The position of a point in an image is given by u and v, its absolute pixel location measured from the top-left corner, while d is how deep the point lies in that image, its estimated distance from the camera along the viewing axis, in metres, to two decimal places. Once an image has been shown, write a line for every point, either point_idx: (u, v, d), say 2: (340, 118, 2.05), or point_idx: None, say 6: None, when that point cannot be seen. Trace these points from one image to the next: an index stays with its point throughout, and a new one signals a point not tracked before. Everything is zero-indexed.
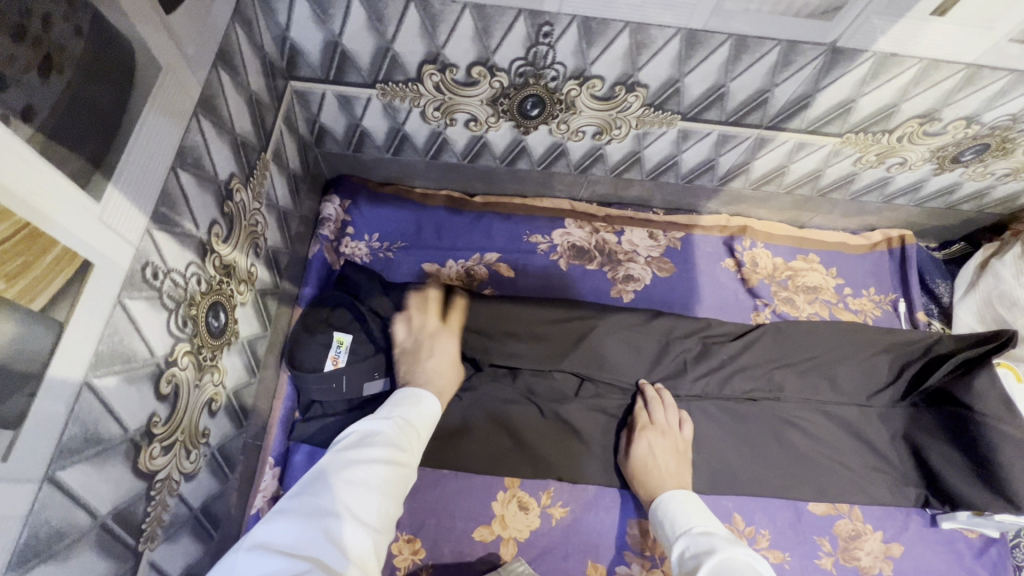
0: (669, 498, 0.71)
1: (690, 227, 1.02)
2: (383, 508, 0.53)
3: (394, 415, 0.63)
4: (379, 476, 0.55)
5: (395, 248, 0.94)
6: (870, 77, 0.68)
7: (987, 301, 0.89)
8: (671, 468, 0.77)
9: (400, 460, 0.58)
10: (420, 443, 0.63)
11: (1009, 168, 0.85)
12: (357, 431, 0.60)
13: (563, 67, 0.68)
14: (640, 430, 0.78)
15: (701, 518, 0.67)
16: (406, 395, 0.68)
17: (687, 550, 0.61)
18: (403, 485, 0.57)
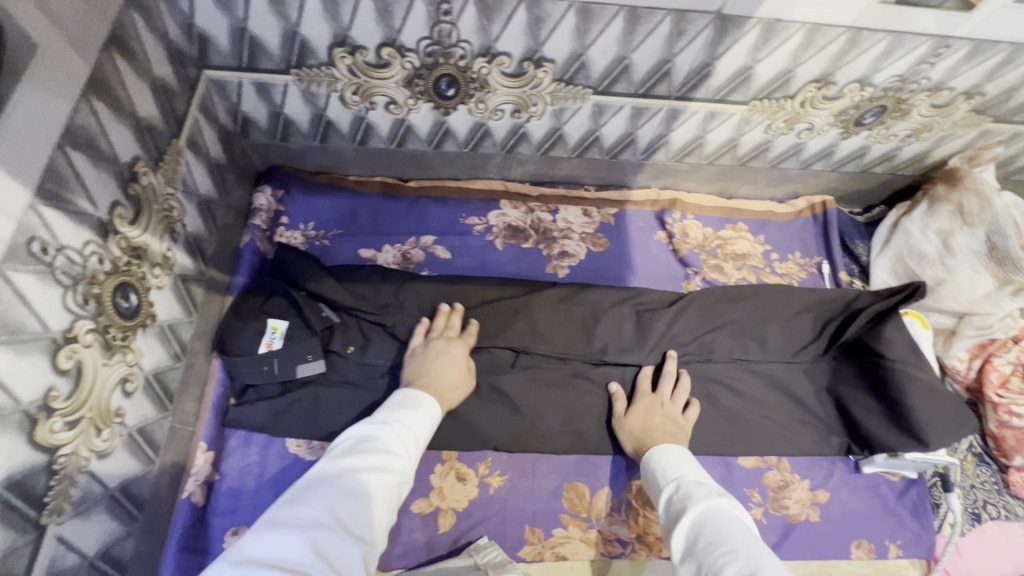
0: (660, 450, 0.73)
1: (622, 203, 1.05)
2: (375, 519, 0.56)
3: (391, 422, 0.66)
4: (371, 487, 0.57)
5: (331, 236, 0.95)
6: (761, 43, 0.72)
7: (899, 257, 0.94)
8: (665, 430, 0.79)
9: (393, 472, 0.61)
10: (415, 450, 0.65)
11: (910, 129, 0.90)
12: (351, 439, 0.63)
13: (469, 44, 0.71)
14: (642, 395, 0.83)
15: (691, 467, 0.69)
16: (405, 398, 0.71)
17: (675, 493, 0.64)
18: (394, 494, 0.60)
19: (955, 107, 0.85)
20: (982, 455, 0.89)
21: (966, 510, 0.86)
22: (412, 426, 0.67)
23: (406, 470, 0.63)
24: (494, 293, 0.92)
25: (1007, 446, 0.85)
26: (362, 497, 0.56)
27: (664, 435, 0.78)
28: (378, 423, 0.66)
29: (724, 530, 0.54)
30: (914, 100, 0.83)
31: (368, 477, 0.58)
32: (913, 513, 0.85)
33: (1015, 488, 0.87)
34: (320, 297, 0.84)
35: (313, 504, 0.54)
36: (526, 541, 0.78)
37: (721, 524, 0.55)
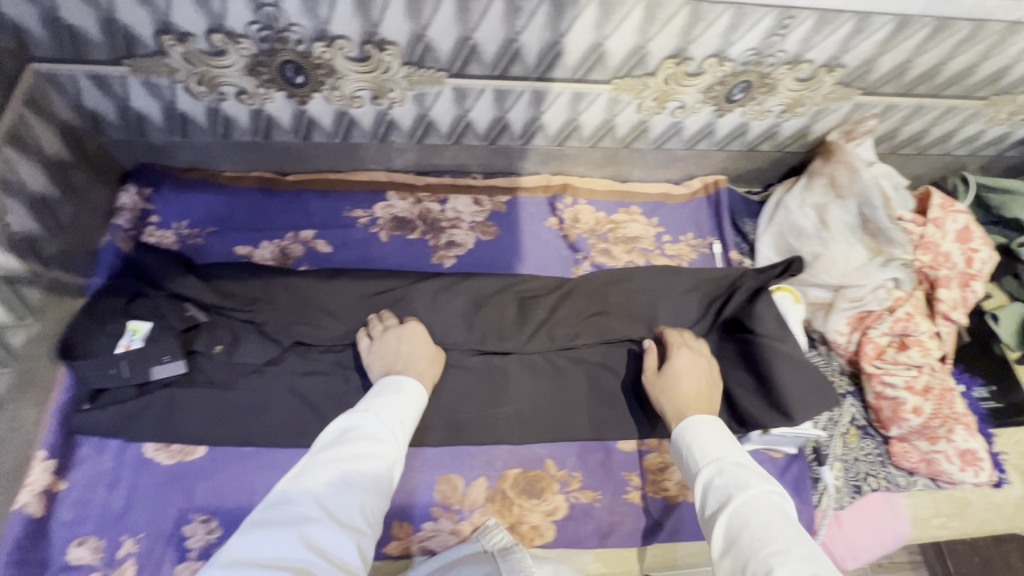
0: (695, 421, 0.65)
1: (514, 190, 1.04)
2: (368, 507, 0.53)
3: (375, 407, 0.63)
4: (360, 475, 0.54)
5: (206, 234, 0.92)
6: (604, 18, 0.71)
7: (780, 234, 0.94)
8: (703, 388, 0.75)
9: (384, 457, 0.57)
10: (403, 434, 0.62)
11: (784, 104, 0.90)
12: (335, 430, 0.58)
13: (302, 28, 0.69)
14: (682, 348, 0.79)
15: (726, 441, 0.61)
16: (386, 386, 0.69)
17: (716, 478, 0.57)
18: (388, 481, 0.56)
19: (819, 80, 0.85)
20: (866, 427, 0.89)
21: (847, 483, 0.86)
22: (396, 411, 0.64)
23: (397, 455, 0.59)
24: (369, 283, 0.89)
25: (884, 418, 0.85)
26: (353, 487, 0.53)
27: (701, 390, 0.74)
28: (360, 411, 0.61)
29: (772, 529, 0.50)
30: (777, 74, 0.83)
31: (357, 465, 0.55)
32: (795, 489, 0.84)
33: (897, 458, 0.87)
34: (183, 294, 0.82)
35: (299, 497, 0.51)
36: (394, 536, 0.77)
37: (769, 523, 0.50)
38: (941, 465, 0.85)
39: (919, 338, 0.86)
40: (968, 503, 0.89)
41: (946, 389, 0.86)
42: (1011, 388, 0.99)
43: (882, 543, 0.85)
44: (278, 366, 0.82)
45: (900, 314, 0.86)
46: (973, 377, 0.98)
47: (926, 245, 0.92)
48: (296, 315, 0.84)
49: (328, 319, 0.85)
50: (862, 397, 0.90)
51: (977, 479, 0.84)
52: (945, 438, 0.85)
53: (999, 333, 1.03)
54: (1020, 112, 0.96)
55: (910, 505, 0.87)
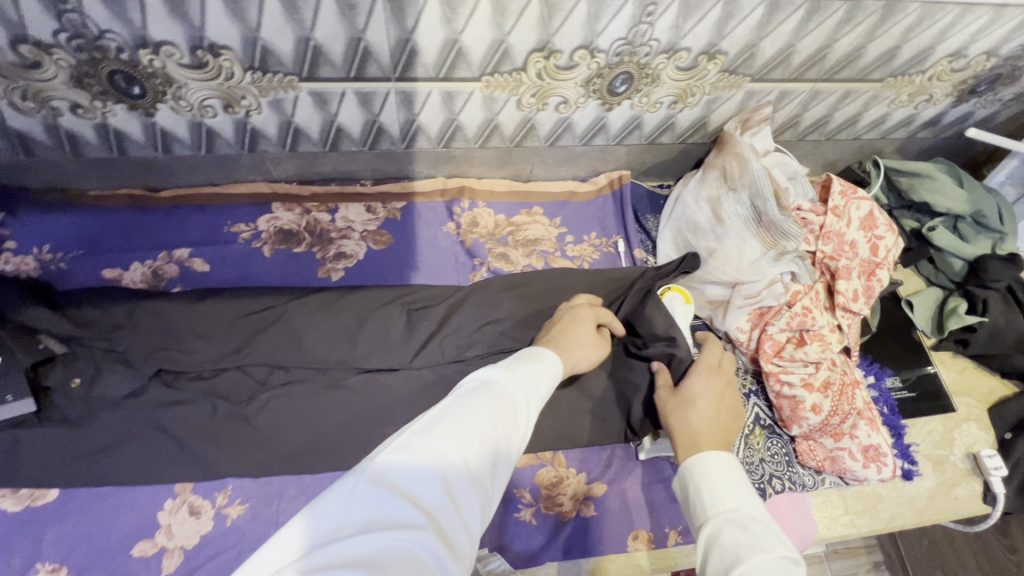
0: (707, 458, 0.54)
1: (409, 196, 0.99)
2: (498, 471, 0.49)
3: (517, 370, 0.57)
4: (499, 434, 0.49)
5: (70, 258, 0.86)
6: (450, 12, 0.66)
7: (678, 229, 0.92)
8: (722, 416, 0.63)
9: (520, 424, 0.52)
10: (540, 405, 0.56)
11: (673, 95, 0.86)
12: (475, 380, 0.54)
13: (118, 36, 0.63)
14: (704, 365, 0.70)
15: (741, 489, 0.51)
16: (528, 353, 0.62)
17: (726, 534, 0.47)
18: (514, 447, 0.51)
19: (702, 68, 0.81)
20: (772, 427, 0.87)
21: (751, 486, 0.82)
22: (533, 378, 0.58)
23: (530, 424, 0.54)
24: (248, 302, 0.84)
25: (785, 417, 0.83)
26: (491, 444, 0.48)
27: (717, 414, 0.63)
28: (504, 368, 0.56)
29: None
30: (656, 64, 0.79)
31: (497, 420, 0.50)
32: None
33: (803, 457, 0.84)
34: (36, 326, 0.75)
35: (442, 434, 0.47)
36: None
37: None
38: (845, 462, 0.82)
39: (818, 332, 0.83)
40: (878, 499, 0.87)
41: (846, 384, 0.83)
42: (922, 377, 0.97)
43: None
44: (139, 398, 0.76)
45: (797, 309, 0.83)
46: (883, 367, 0.96)
47: (828, 235, 0.88)
48: (163, 342, 0.78)
49: (200, 342, 0.79)
50: (765, 396, 0.87)
51: (881, 475, 0.82)
52: (848, 434, 0.82)
53: (914, 320, 1.00)
54: (921, 93, 0.93)
55: (818, 505, 0.85)
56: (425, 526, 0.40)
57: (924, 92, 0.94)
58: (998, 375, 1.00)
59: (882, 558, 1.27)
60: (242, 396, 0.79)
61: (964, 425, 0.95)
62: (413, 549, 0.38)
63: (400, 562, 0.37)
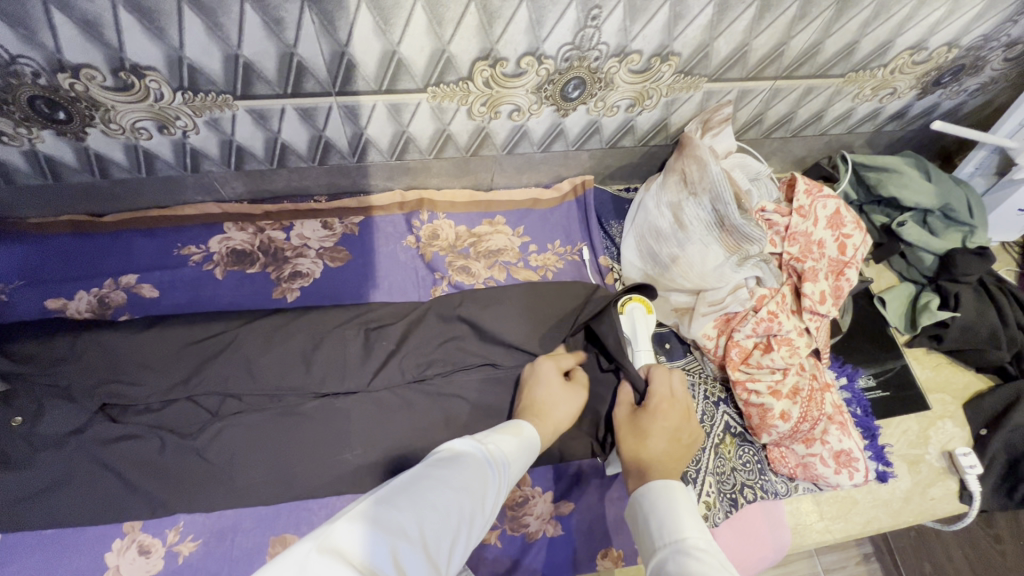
0: (660, 484, 0.56)
1: (366, 210, 0.96)
2: (455, 551, 0.46)
3: (491, 445, 0.56)
4: (464, 508, 0.47)
5: (11, 289, 0.83)
6: (384, 24, 0.63)
7: (641, 235, 0.89)
8: (676, 445, 0.64)
9: (487, 502, 0.50)
10: (508, 485, 0.54)
11: (629, 98, 0.83)
12: (448, 452, 0.52)
13: (33, 61, 0.60)
14: (659, 397, 0.69)
15: (689, 519, 0.51)
16: (506, 426, 0.61)
17: (671, 563, 0.47)
18: (476, 528, 0.49)
19: (656, 70, 0.78)
20: (743, 434, 0.85)
21: (722, 497, 0.80)
22: (506, 455, 0.56)
23: (497, 505, 0.52)
24: (198, 328, 0.81)
25: (755, 425, 0.80)
26: (454, 520, 0.46)
27: (669, 446, 0.63)
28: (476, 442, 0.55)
29: None
30: (608, 68, 0.76)
31: (464, 494, 0.48)
32: None
33: (775, 464, 0.83)
34: None
35: (405, 504, 0.45)
36: None
37: None
38: (817, 469, 0.80)
39: (785, 336, 0.81)
40: (854, 503, 0.85)
41: (815, 389, 0.81)
42: (892, 374, 0.96)
43: (762, 557, 0.80)
44: (82, 435, 0.73)
45: (763, 313, 0.80)
46: (856, 368, 0.94)
47: (793, 236, 0.87)
48: (108, 373, 0.76)
49: (148, 373, 0.77)
50: (735, 403, 0.86)
51: (854, 481, 0.80)
52: (819, 439, 0.80)
53: (887, 317, 0.99)
54: (884, 86, 0.91)
55: (791, 512, 0.83)
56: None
57: (888, 86, 0.92)
58: (973, 369, 0.98)
59: (871, 550, 1.25)
60: (192, 428, 0.76)
61: (939, 422, 0.93)
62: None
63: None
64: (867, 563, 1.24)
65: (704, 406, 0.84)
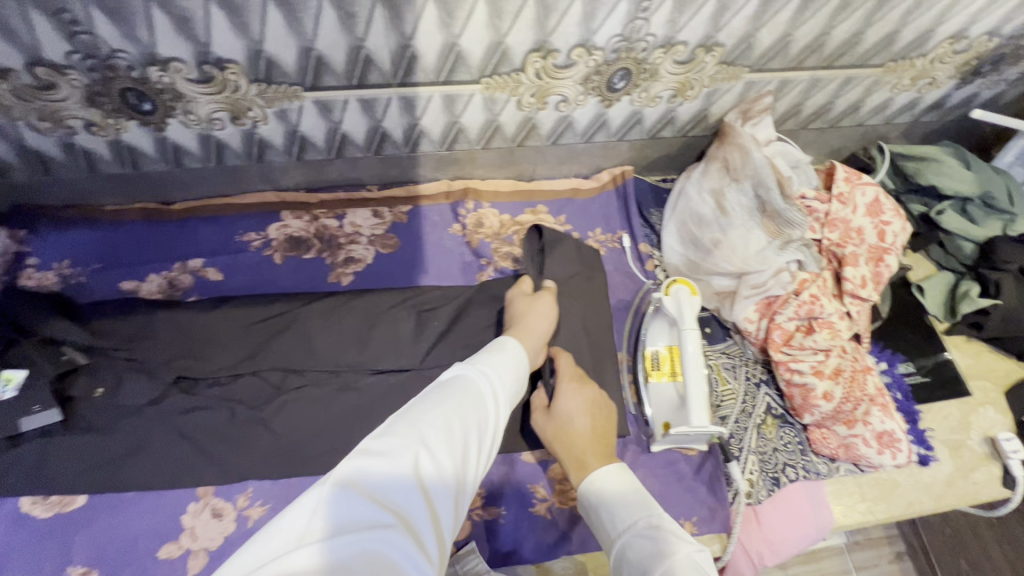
0: (601, 479, 0.60)
1: (414, 199, 1.00)
2: (471, 463, 0.50)
3: (481, 365, 0.58)
4: (467, 427, 0.50)
5: (89, 272, 0.89)
6: (447, 17, 0.67)
7: (682, 223, 0.91)
8: (597, 430, 0.68)
9: (489, 417, 0.54)
10: (508, 397, 0.58)
11: (672, 89, 0.86)
12: (444, 381, 0.55)
13: (127, 54, 0.65)
14: (566, 382, 0.72)
15: (634, 500, 0.57)
16: (490, 347, 0.64)
17: (634, 550, 0.52)
18: (485, 438, 0.52)
19: (700, 61, 0.81)
20: (784, 416, 0.87)
21: (764, 475, 0.83)
22: (499, 371, 0.59)
23: (499, 414, 0.55)
24: (260, 309, 0.86)
25: (797, 406, 0.83)
26: (460, 438, 0.49)
27: (592, 429, 0.68)
28: (467, 365, 0.58)
29: None
30: (654, 59, 0.80)
31: (463, 414, 0.51)
32: (710, 487, 0.82)
33: (816, 445, 0.84)
34: (58, 339, 0.78)
35: (407, 433, 0.48)
36: None
37: None
38: (859, 450, 0.82)
39: (826, 320, 0.83)
40: (895, 485, 0.86)
41: (858, 371, 0.83)
42: (938, 362, 0.96)
43: (805, 535, 0.82)
44: (159, 405, 0.78)
45: (805, 297, 0.83)
46: (896, 353, 0.95)
47: (833, 222, 0.88)
48: (180, 349, 0.81)
49: (216, 350, 0.82)
50: (776, 385, 0.87)
51: (896, 461, 0.81)
52: (862, 421, 0.82)
53: (925, 305, 1.00)
54: (923, 76, 0.93)
55: (833, 492, 0.85)
56: (394, 526, 0.40)
57: (926, 76, 0.93)
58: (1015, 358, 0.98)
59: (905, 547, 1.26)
60: (258, 401, 0.80)
61: (980, 409, 0.93)
62: (385, 551, 0.38)
63: (372, 564, 0.37)
64: (900, 561, 1.24)
65: (745, 387, 0.87)
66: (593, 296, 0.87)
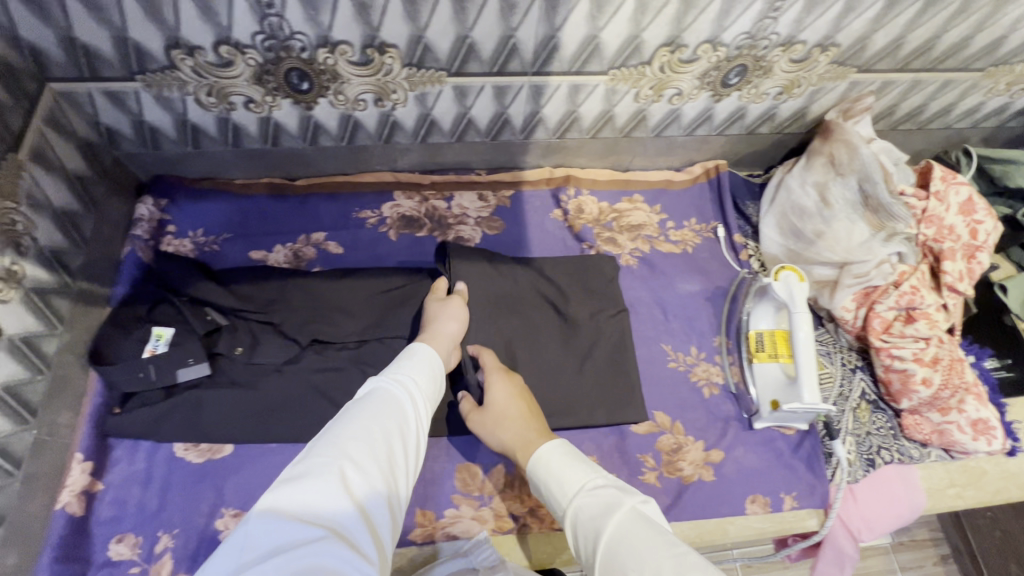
0: (547, 454, 0.64)
1: (518, 184, 1.05)
2: (399, 461, 0.53)
3: (395, 371, 0.62)
4: (388, 431, 0.53)
5: (221, 241, 0.94)
6: (596, 11, 0.72)
7: (783, 214, 0.96)
8: (528, 408, 0.73)
9: (410, 417, 0.57)
10: (427, 395, 0.61)
11: (780, 86, 0.91)
12: (359, 395, 0.58)
13: (305, 36, 0.71)
14: (494, 372, 0.75)
15: (577, 466, 0.61)
16: (402, 352, 0.66)
17: (583, 512, 0.56)
18: (407, 437, 0.55)
19: (814, 60, 0.85)
20: (877, 401, 0.91)
21: (859, 456, 0.87)
22: (416, 372, 0.62)
23: (417, 412, 0.58)
24: (383, 281, 0.91)
25: (895, 391, 0.87)
26: (382, 443, 0.52)
27: (525, 410, 0.72)
28: (383, 374, 0.60)
29: (630, 544, 0.49)
30: (771, 57, 0.84)
31: (383, 420, 0.54)
32: (809, 465, 0.86)
33: (909, 430, 0.88)
34: (205, 300, 0.83)
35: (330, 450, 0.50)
36: (417, 523, 0.78)
37: (626, 540, 0.49)
38: (954, 435, 0.85)
39: (925, 310, 0.86)
40: (983, 473, 0.89)
41: (955, 359, 0.86)
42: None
43: (898, 515, 0.85)
44: (297, 364, 0.84)
45: (905, 288, 0.86)
46: (983, 348, 0.98)
47: (930, 219, 0.92)
48: (316, 314, 0.86)
49: (347, 317, 0.87)
50: (872, 371, 0.92)
51: (991, 447, 0.85)
52: (956, 408, 0.85)
53: (1007, 304, 1.01)
54: (1019, 82, 0.97)
55: (925, 477, 0.88)
56: (327, 537, 0.43)
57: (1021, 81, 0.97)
58: None
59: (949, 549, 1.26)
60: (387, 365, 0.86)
61: None
62: (321, 561, 0.41)
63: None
64: (944, 563, 1.25)
65: (841, 371, 0.92)
66: (524, 294, 0.89)
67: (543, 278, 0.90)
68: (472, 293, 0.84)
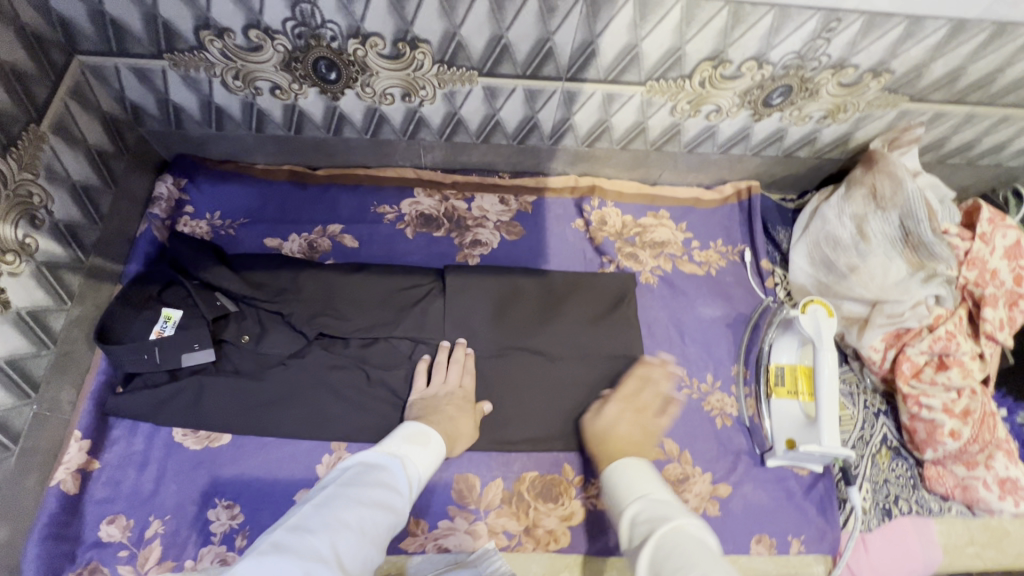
0: (623, 464, 0.69)
1: (541, 190, 1.02)
2: (372, 556, 0.54)
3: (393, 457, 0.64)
4: (370, 520, 0.55)
5: (238, 225, 0.93)
6: (640, 19, 0.69)
7: (816, 243, 0.92)
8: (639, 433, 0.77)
9: (393, 510, 0.59)
10: (413, 489, 0.64)
11: (825, 110, 0.86)
12: (353, 473, 0.60)
13: (336, 25, 0.69)
14: (624, 394, 0.81)
15: (650, 481, 0.65)
16: (409, 434, 0.69)
17: (640, 514, 0.60)
18: (385, 536, 0.57)
19: (864, 85, 0.81)
20: (899, 448, 0.87)
21: (875, 505, 0.83)
22: (411, 464, 0.65)
23: (404, 507, 0.61)
24: (396, 279, 0.88)
25: (919, 440, 0.83)
26: (359, 529, 0.54)
27: (635, 439, 0.75)
28: (384, 457, 0.64)
29: (684, 553, 0.51)
30: (819, 79, 0.80)
31: (369, 506, 0.57)
32: (820, 508, 0.82)
33: (931, 482, 0.84)
34: (215, 285, 0.82)
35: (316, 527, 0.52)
36: (409, 532, 0.76)
37: (678, 548, 0.52)
38: (979, 492, 0.81)
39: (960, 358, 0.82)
40: (1005, 534, 0.85)
41: (988, 413, 0.82)
42: None
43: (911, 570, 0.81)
44: (302, 358, 0.81)
45: (940, 332, 0.82)
46: (1018, 401, 0.90)
47: (973, 261, 0.86)
48: (324, 307, 0.84)
49: (356, 314, 0.84)
50: (895, 417, 0.88)
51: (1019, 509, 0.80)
52: (983, 464, 0.81)
53: None
54: None
55: (943, 532, 0.83)
56: None
57: None
58: None
59: None
60: (392, 366, 0.83)
61: None
62: None
63: None
64: None
65: (863, 415, 0.88)
66: (522, 309, 0.87)
67: (542, 293, 0.89)
68: (464, 307, 0.86)
